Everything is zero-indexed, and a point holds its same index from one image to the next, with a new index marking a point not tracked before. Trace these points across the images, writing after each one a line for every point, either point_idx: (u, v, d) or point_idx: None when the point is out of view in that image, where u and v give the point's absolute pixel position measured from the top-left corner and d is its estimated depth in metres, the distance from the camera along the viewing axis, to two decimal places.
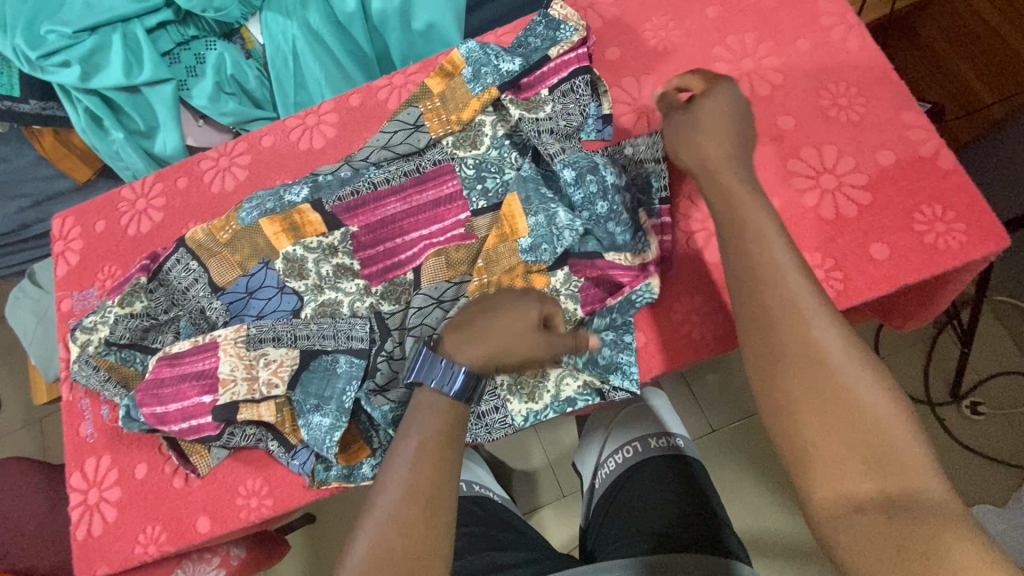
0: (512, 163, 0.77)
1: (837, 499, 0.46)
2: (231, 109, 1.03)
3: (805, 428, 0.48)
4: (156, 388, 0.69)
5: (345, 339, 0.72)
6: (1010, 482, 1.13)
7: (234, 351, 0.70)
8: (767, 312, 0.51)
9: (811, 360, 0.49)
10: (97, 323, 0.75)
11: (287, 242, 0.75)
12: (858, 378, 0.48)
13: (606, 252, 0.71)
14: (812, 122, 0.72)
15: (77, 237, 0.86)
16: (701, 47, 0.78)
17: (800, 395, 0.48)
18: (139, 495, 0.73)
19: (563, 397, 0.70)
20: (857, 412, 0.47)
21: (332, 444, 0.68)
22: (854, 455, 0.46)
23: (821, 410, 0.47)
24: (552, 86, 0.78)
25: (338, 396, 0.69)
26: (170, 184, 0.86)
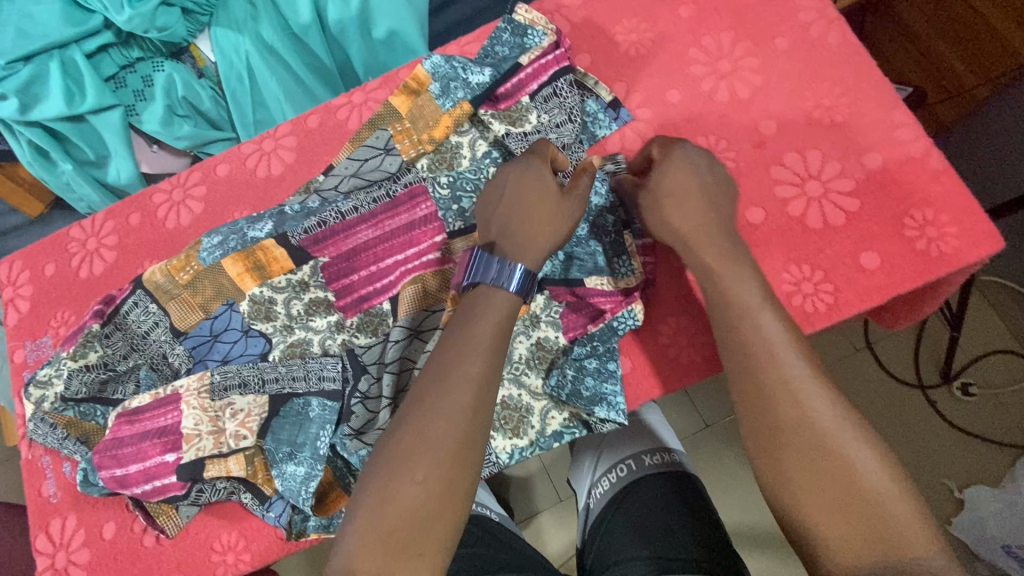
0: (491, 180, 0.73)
1: (842, 573, 0.45)
2: (185, 133, 0.98)
3: (804, 498, 0.47)
4: (118, 448, 0.65)
5: (317, 380, 0.68)
6: (1005, 461, 1.12)
7: (198, 403, 0.66)
8: (760, 386, 0.51)
9: (807, 437, 0.49)
10: (51, 377, 0.69)
11: (253, 283, 0.71)
12: (850, 443, 0.48)
13: (588, 277, 0.68)
14: (793, 126, 0.69)
15: (26, 282, 0.81)
16: (675, 50, 0.74)
17: (799, 472, 0.48)
18: (108, 557, 0.69)
19: (549, 431, 0.67)
20: (857, 487, 0.46)
21: (308, 495, 0.64)
22: (856, 529, 0.45)
23: (822, 488, 0.47)
24: (533, 93, 0.73)
25: (312, 443, 0.66)
26: (122, 221, 0.81)
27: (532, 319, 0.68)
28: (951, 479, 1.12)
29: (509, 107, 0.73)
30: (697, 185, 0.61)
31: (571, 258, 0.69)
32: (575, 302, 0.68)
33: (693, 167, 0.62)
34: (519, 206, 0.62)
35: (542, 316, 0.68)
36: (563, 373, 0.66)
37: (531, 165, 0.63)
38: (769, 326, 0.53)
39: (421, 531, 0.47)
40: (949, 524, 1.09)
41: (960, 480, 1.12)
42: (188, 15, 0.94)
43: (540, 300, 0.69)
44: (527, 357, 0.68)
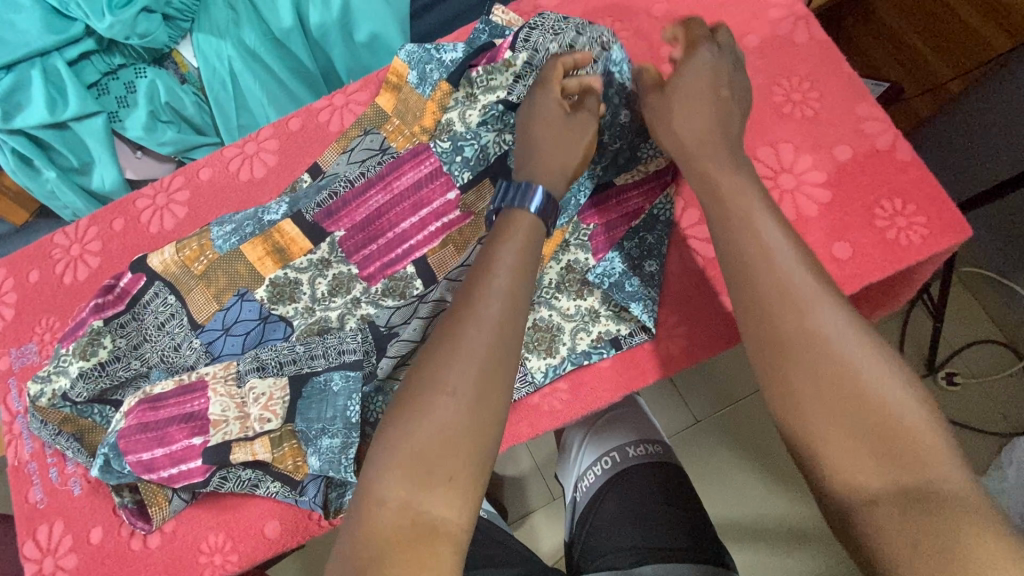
0: (496, 145, 0.73)
1: (850, 492, 0.42)
2: (169, 138, 0.98)
3: (810, 415, 0.44)
4: (141, 432, 0.64)
5: (337, 355, 0.68)
6: (990, 450, 1.14)
7: (225, 390, 0.67)
8: (765, 306, 0.48)
9: (816, 353, 0.45)
10: (52, 373, 0.70)
11: (274, 266, 0.71)
12: (860, 358, 0.45)
13: (617, 176, 0.72)
14: (765, 121, 0.70)
15: (10, 290, 0.81)
16: (649, 48, 0.76)
17: (808, 388, 0.45)
18: (95, 561, 0.69)
19: (579, 349, 0.69)
20: (867, 400, 0.43)
21: (349, 463, 0.63)
22: (865, 442, 0.42)
23: (830, 403, 0.44)
24: (512, 45, 0.71)
25: (342, 413, 0.65)
26: (106, 226, 0.81)
27: (564, 244, 0.71)
28: None
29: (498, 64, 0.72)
30: (711, 95, 0.58)
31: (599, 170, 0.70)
32: (609, 212, 0.72)
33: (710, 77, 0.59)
34: (536, 132, 0.62)
35: (571, 240, 0.71)
36: (613, 261, 0.70)
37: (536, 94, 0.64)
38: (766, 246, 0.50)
39: (451, 450, 0.44)
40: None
41: None
42: (169, 21, 0.94)
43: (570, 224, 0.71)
44: (558, 279, 0.71)
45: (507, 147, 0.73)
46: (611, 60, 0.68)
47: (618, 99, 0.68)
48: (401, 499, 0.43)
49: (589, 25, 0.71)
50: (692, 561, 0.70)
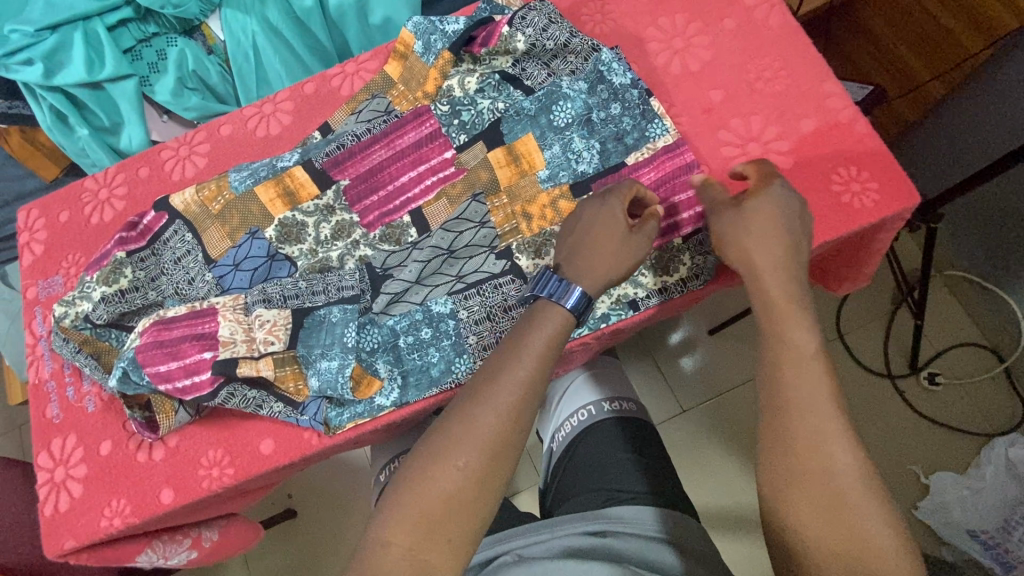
0: (492, 108, 0.80)
1: None
2: (194, 104, 1.06)
3: (804, 522, 0.50)
4: (157, 348, 0.70)
5: (336, 291, 0.75)
6: (970, 450, 1.18)
7: (233, 316, 0.73)
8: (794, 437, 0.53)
9: (826, 489, 0.50)
10: (77, 298, 0.77)
11: (283, 208, 0.78)
12: (860, 480, 0.50)
13: (628, 157, 0.75)
14: (737, 96, 0.77)
15: (41, 227, 0.89)
16: (635, 28, 0.82)
17: (815, 524, 0.50)
18: (104, 472, 0.75)
19: (598, 314, 0.72)
20: (865, 544, 0.48)
21: (345, 380, 0.69)
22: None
23: (836, 547, 0.49)
24: (509, 22, 0.78)
25: (340, 340, 0.70)
26: (132, 173, 0.89)
27: None
28: (916, 464, 1.18)
29: (495, 45, 0.79)
30: (783, 226, 0.60)
31: (593, 144, 0.76)
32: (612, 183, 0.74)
33: (783, 211, 0.61)
34: (591, 240, 0.63)
35: None
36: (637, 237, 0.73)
37: (606, 201, 0.64)
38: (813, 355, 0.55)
39: (450, 515, 0.52)
40: (915, 508, 1.14)
41: (925, 467, 1.17)
42: None
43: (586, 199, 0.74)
44: None
45: (498, 115, 0.79)
46: (602, 61, 0.77)
47: (610, 92, 0.77)
48: (404, 547, 0.52)
49: (581, 32, 0.80)
50: (653, 501, 0.77)
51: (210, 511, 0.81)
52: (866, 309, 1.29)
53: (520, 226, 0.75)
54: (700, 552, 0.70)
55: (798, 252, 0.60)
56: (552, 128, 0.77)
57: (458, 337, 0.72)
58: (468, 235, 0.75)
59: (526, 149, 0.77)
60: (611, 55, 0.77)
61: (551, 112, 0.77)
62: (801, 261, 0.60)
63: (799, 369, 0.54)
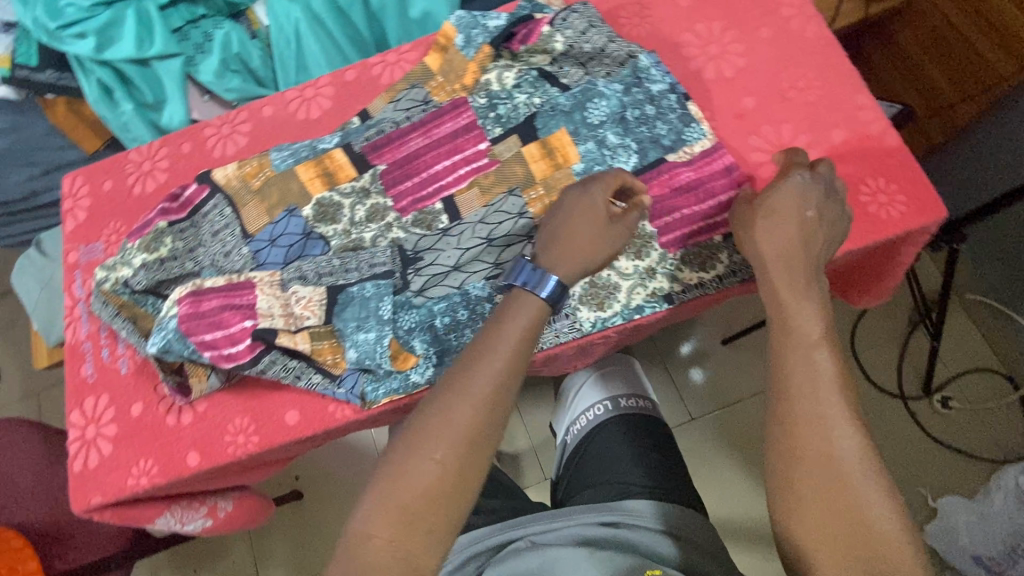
0: (530, 102, 0.82)
1: None
2: (235, 86, 1.09)
3: (810, 522, 0.53)
4: (198, 318, 0.72)
5: (368, 268, 0.78)
6: (979, 476, 1.18)
7: (271, 291, 0.76)
8: (802, 446, 0.54)
9: (829, 471, 0.53)
10: (119, 264, 0.80)
11: (321, 187, 0.80)
12: (864, 479, 0.53)
13: (667, 155, 0.76)
14: (770, 103, 0.78)
15: (85, 194, 0.92)
16: (672, 32, 0.83)
17: (819, 505, 0.53)
18: (134, 433, 0.78)
19: (633, 305, 0.73)
20: (865, 522, 0.52)
21: (383, 351, 0.73)
22: (854, 559, 0.52)
23: (844, 541, 0.52)
24: (550, 22, 0.81)
25: (377, 312, 0.75)
26: (175, 148, 0.92)
27: None
28: (925, 486, 1.17)
29: (534, 42, 0.81)
30: (798, 217, 0.61)
31: (628, 143, 0.78)
32: (650, 180, 0.75)
33: (800, 199, 0.62)
34: (570, 228, 0.65)
35: None
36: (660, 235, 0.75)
37: (589, 189, 0.66)
38: (817, 366, 0.56)
39: (429, 507, 0.56)
40: (922, 530, 1.13)
41: (933, 489, 1.17)
42: None
43: None
44: None
45: (534, 110, 0.81)
46: (639, 66, 0.80)
47: (646, 95, 0.79)
48: (386, 539, 0.55)
49: (621, 37, 0.81)
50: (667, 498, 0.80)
51: (229, 480, 0.83)
52: (882, 328, 1.29)
53: None
54: (708, 548, 0.71)
55: (807, 248, 0.60)
56: (586, 125, 0.79)
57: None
58: (503, 224, 0.77)
59: (560, 143, 0.79)
60: (649, 60, 0.80)
61: (586, 109, 0.79)
62: (812, 250, 0.61)
63: (803, 361, 0.56)
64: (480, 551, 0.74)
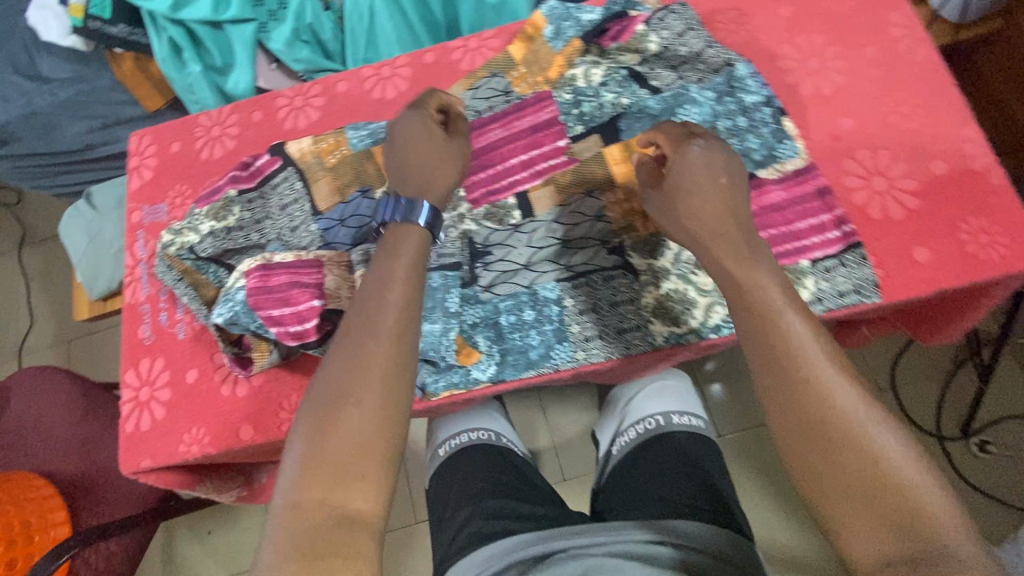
0: (615, 101, 0.79)
1: (874, 557, 0.43)
2: (304, 57, 1.08)
3: (830, 494, 0.46)
4: (266, 293, 0.71)
5: (437, 257, 0.76)
6: (1012, 525, 1.14)
7: (338, 272, 0.75)
8: (799, 415, 0.49)
9: (826, 433, 0.47)
10: (186, 229, 0.80)
11: None
12: (868, 433, 0.47)
13: (757, 170, 0.74)
14: (869, 126, 0.75)
15: (152, 154, 0.91)
16: (770, 43, 0.80)
17: (831, 476, 0.46)
18: (187, 399, 0.78)
19: (711, 323, 0.69)
20: (871, 474, 0.45)
21: (448, 343, 0.71)
22: (877, 516, 0.43)
23: (869, 505, 0.44)
24: (647, 21, 0.78)
25: (443, 303, 0.73)
26: (246, 115, 0.90)
27: None
28: None
29: (626, 40, 0.79)
30: (713, 183, 0.59)
31: None
32: None
33: (710, 168, 0.60)
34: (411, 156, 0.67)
35: None
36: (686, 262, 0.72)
37: (410, 116, 0.69)
38: (778, 329, 0.52)
39: (354, 449, 0.50)
40: None
41: None
42: None
43: None
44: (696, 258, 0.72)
45: (620, 111, 0.78)
46: (736, 75, 0.77)
47: (740, 107, 0.76)
48: (317, 499, 0.48)
49: (719, 43, 0.78)
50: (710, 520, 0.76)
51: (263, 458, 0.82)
52: (925, 364, 1.26)
53: (637, 224, 0.74)
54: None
55: (735, 215, 0.58)
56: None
57: (561, 324, 0.72)
58: (581, 226, 0.75)
59: None
60: (746, 70, 0.77)
61: (676, 116, 0.76)
62: (741, 214, 0.59)
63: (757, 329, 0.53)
64: (520, 559, 0.71)
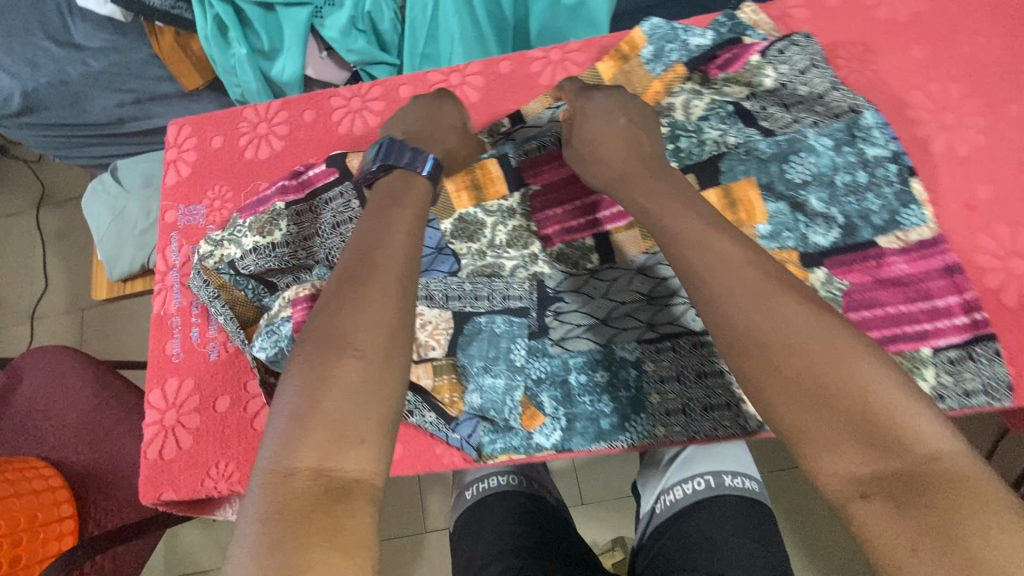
0: (716, 137, 0.69)
1: (845, 480, 0.37)
2: (358, 47, 0.99)
3: (798, 422, 0.39)
4: None
5: (501, 299, 0.68)
6: None
7: None
8: (762, 346, 0.42)
9: (791, 356, 0.41)
10: (225, 241, 0.72)
11: (468, 202, 0.70)
12: (834, 349, 0.40)
13: (877, 237, 0.64)
14: (1010, 198, 0.66)
15: (190, 148, 0.83)
16: (898, 89, 0.71)
17: (803, 403, 0.39)
18: (217, 428, 0.71)
19: None
20: (841, 389, 0.39)
21: (513, 405, 0.64)
22: (852, 435, 0.38)
23: (842, 426, 0.38)
24: (763, 50, 0.69)
25: (506, 355, 0.65)
26: (297, 114, 0.82)
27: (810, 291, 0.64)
28: None
29: (736, 70, 0.69)
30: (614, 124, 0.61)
31: (832, 213, 0.66)
32: (854, 264, 0.64)
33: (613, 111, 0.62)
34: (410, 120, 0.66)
35: (820, 291, 0.64)
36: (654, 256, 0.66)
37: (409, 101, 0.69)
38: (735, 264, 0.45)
39: (337, 397, 0.42)
40: None
41: None
42: None
43: (820, 273, 0.64)
44: None
45: (723, 150, 0.69)
46: (860, 123, 0.67)
47: (864, 160, 0.66)
48: (312, 467, 0.40)
49: (844, 85, 0.69)
50: None
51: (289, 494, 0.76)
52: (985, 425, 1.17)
53: None
54: None
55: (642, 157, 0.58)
56: (785, 184, 0.67)
57: (638, 393, 0.64)
58: (669, 282, 0.65)
59: (746, 195, 0.67)
60: (875, 117, 0.67)
61: (786, 164, 0.67)
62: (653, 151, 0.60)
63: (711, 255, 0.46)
64: None
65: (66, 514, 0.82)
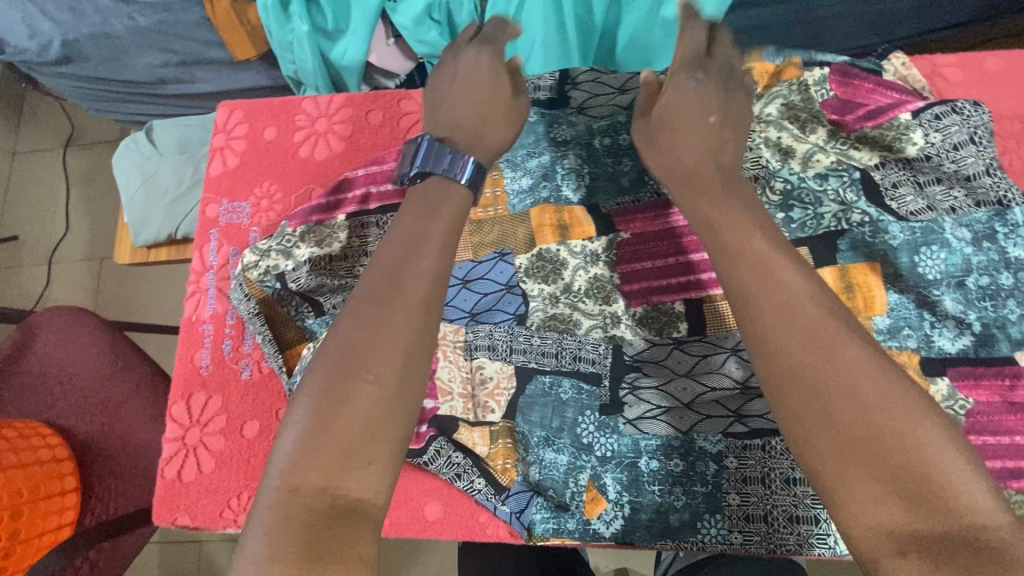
0: (839, 201, 0.60)
1: (877, 536, 0.32)
2: (430, 39, 0.89)
3: (836, 471, 0.33)
4: None
5: (570, 360, 0.61)
6: None
7: (453, 358, 0.62)
8: (811, 382, 0.35)
9: (840, 397, 0.34)
10: (272, 250, 0.65)
11: (552, 239, 0.64)
12: (892, 402, 0.33)
13: (1015, 353, 0.56)
14: None
15: (240, 136, 0.75)
16: None
17: (845, 450, 0.33)
18: (242, 455, 0.65)
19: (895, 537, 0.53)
20: (901, 445, 0.33)
21: (575, 487, 0.58)
22: (885, 488, 0.32)
23: (883, 479, 0.32)
24: (918, 109, 0.61)
25: (573, 429, 0.59)
26: (360, 113, 0.74)
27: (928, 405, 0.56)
28: None
29: (880, 124, 0.61)
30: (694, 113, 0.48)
31: (965, 316, 0.57)
32: (981, 379, 0.56)
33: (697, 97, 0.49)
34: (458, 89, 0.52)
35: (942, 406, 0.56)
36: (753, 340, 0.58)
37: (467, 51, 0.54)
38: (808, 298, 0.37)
39: (348, 410, 0.35)
40: None
41: None
42: None
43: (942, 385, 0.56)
44: None
45: (844, 227, 0.60)
46: (1011, 219, 0.57)
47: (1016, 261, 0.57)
48: (317, 485, 0.34)
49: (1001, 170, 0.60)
50: None
51: None
52: None
53: None
54: None
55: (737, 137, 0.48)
56: (915, 278, 0.58)
57: (716, 491, 0.57)
58: None
59: (864, 280, 0.59)
60: None
61: (918, 256, 0.58)
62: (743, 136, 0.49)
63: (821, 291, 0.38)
64: None
65: (69, 487, 0.72)
